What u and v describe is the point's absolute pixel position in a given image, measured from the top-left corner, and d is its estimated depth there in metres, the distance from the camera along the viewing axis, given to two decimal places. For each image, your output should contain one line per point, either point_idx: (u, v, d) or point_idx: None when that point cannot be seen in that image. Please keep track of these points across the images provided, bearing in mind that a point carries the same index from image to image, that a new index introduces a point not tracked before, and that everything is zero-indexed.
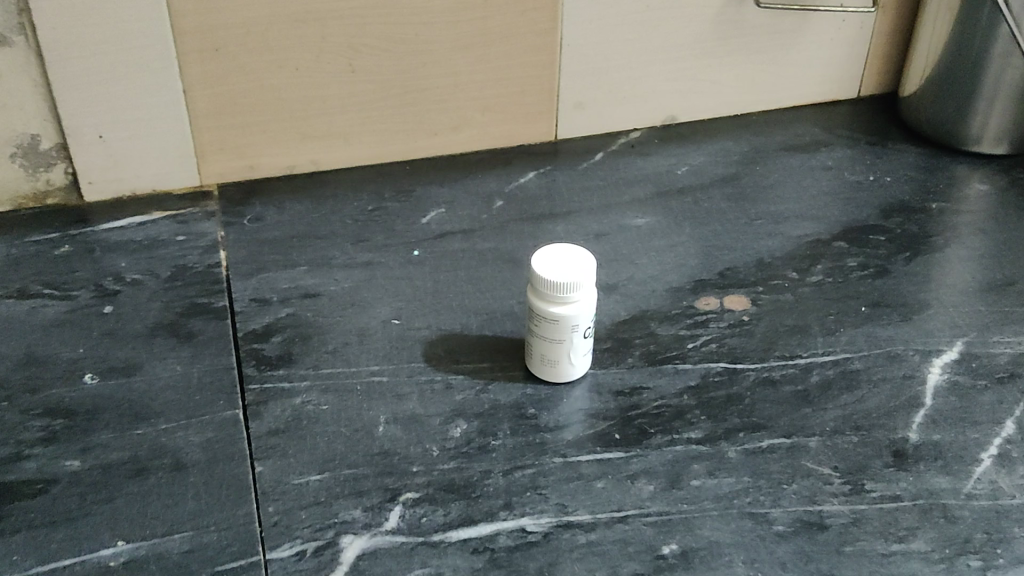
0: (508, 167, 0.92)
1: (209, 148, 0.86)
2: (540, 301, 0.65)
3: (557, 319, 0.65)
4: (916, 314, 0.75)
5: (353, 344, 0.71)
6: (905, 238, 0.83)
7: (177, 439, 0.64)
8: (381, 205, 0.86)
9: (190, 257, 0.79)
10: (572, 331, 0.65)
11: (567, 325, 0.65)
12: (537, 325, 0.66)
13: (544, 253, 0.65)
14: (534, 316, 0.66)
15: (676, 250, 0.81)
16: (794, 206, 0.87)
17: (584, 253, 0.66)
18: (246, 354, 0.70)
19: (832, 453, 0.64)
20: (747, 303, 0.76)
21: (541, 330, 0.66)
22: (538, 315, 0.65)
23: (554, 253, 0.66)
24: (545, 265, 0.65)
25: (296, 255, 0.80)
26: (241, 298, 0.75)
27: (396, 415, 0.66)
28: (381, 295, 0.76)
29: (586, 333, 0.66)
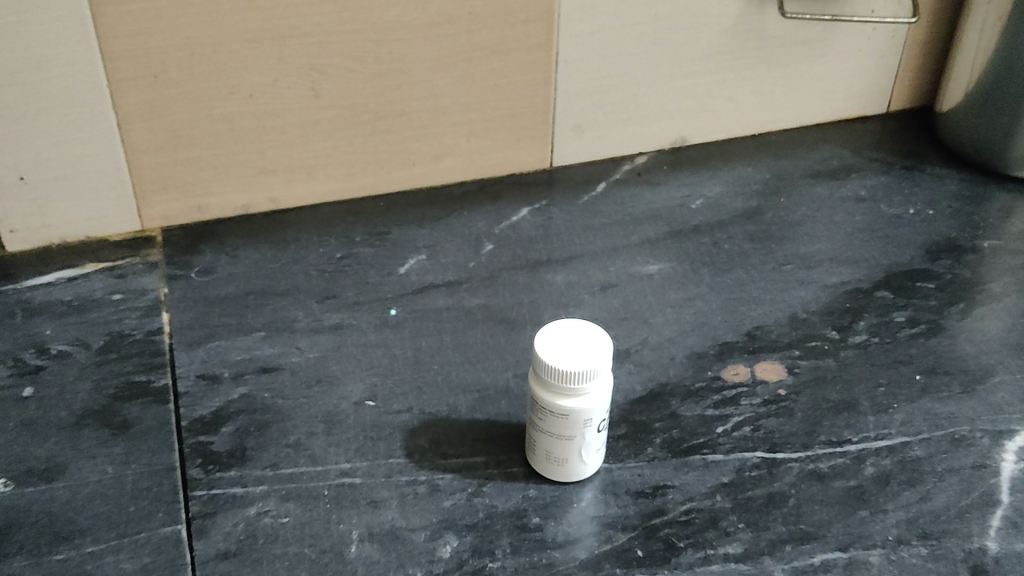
0: (499, 202, 0.81)
1: (149, 187, 0.74)
2: (544, 390, 0.54)
3: (565, 413, 0.54)
4: (980, 383, 0.64)
5: (319, 433, 0.60)
6: (956, 285, 0.72)
7: (106, 567, 0.52)
8: (352, 251, 0.74)
9: (128, 322, 0.68)
10: (584, 427, 0.54)
11: (577, 420, 0.54)
12: (540, 417, 0.55)
13: (551, 332, 0.55)
14: (537, 408, 0.54)
15: (694, 305, 0.70)
16: (827, 247, 0.76)
17: (599, 333, 0.55)
18: (191, 450, 0.59)
19: (900, 571, 0.53)
20: (784, 373, 0.65)
21: (545, 423, 0.55)
22: (543, 407, 0.54)
23: (562, 332, 0.55)
24: (551, 347, 0.54)
25: (252, 317, 0.68)
26: (187, 375, 0.64)
27: (372, 529, 0.54)
28: (353, 368, 0.64)
29: (601, 427, 0.55)
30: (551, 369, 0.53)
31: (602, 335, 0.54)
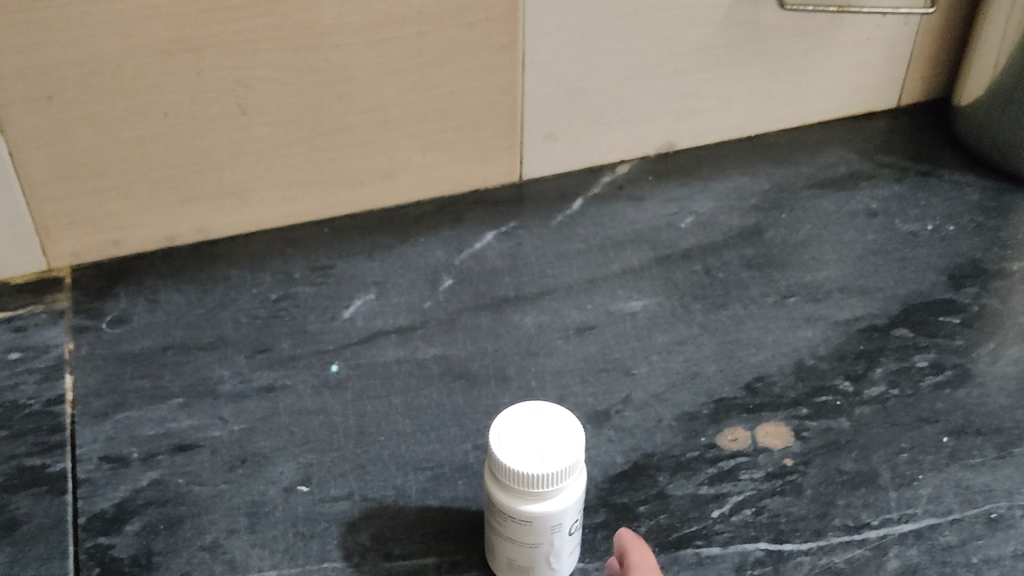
0: (460, 226, 0.71)
1: (53, 222, 0.63)
2: (502, 489, 0.44)
3: (528, 519, 0.44)
4: (1017, 445, 0.55)
5: (241, 531, 0.51)
6: (984, 319, 0.63)
7: None
8: (290, 292, 0.65)
9: (25, 389, 0.58)
10: (553, 532, 0.45)
11: (543, 525, 0.45)
12: (498, 520, 0.45)
13: (509, 419, 0.45)
14: (494, 509, 0.45)
15: (684, 351, 0.61)
16: (835, 275, 0.66)
17: (568, 419, 0.45)
18: (88, 557, 0.49)
19: None
20: (789, 437, 0.55)
21: (504, 528, 0.45)
22: (503, 512, 0.45)
23: (523, 419, 0.45)
24: (509, 440, 0.44)
25: (171, 380, 0.59)
26: (88, 457, 0.54)
27: None
28: (285, 443, 0.55)
29: (573, 529, 0.46)
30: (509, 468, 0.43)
31: (572, 423, 0.45)
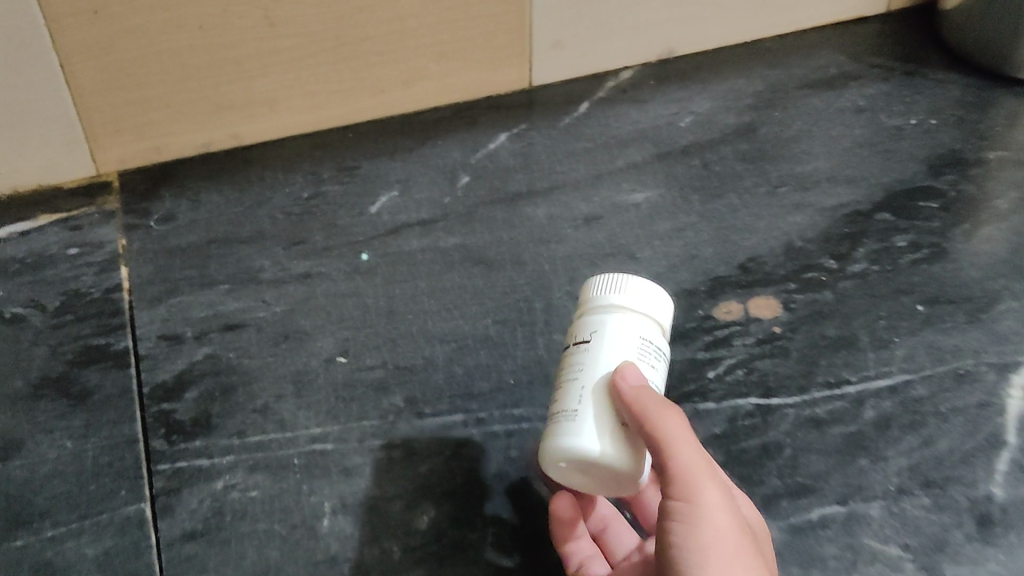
0: (475, 127, 0.76)
1: (101, 129, 0.69)
2: (654, 324, 0.48)
3: (663, 357, 0.49)
4: (985, 312, 0.61)
5: (289, 396, 0.57)
6: (960, 203, 0.68)
7: (67, 554, 0.50)
8: (320, 190, 0.70)
9: (84, 279, 0.64)
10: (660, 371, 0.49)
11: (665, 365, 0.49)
12: (649, 361, 0.47)
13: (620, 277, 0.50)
14: (648, 346, 0.48)
15: (684, 236, 0.66)
16: (824, 166, 0.72)
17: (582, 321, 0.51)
18: (153, 420, 0.56)
19: (901, 525, 0.50)
20: (778, 308, 0.61)
21: (653, 369, 0.47)
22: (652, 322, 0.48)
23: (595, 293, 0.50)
24: None
25: (216, 268, 0.65)
26: (147, 336, 0.60)
27: (345, 501, 0.52)
28: (322, 321, 0.61)
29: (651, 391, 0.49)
30: (667, 303, 0.49)
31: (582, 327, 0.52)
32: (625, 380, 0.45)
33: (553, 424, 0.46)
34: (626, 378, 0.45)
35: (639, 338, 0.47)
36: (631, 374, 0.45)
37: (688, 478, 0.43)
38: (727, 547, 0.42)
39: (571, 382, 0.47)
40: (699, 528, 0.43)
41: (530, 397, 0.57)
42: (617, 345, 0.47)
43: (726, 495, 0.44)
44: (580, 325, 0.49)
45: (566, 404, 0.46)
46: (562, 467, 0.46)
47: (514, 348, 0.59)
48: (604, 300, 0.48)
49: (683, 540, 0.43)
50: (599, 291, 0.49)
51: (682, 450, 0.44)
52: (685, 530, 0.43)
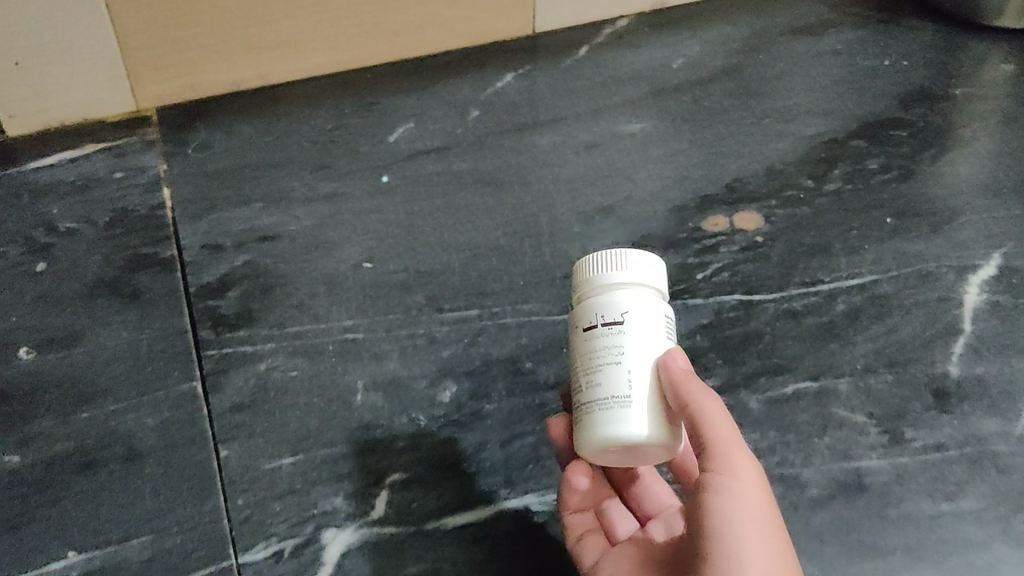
0: (484, 69, 0.82)
1: (141, 69, 0.75)
2: (660, 294, 0.49)
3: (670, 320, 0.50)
4: (947, 224, 0.68)
5: (321, 295, 0.63)
6: (928, 132, 0.75)
7: (129, 423, 0.56)
8: (342, 123, 0.77)
9: (131, 199, 0.70)
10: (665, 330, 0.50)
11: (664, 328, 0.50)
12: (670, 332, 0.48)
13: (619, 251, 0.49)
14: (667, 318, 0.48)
15: (676, 161, 0.73)
16: (803, 101, 0.78)
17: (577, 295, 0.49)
18: (200, 315, 0.62)
19: (867, 396, 0.57)
20: (760, 221, 0.68)
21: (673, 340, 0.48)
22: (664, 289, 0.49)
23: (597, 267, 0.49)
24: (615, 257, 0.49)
25: (250, 189, 0.71)
26: (191, 245, 0.67)
27: (375, 378, 0.58)
28: (349, 233, 0.68)
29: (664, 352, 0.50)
30: (664, 270, 0.49)
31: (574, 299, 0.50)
32: (675, 361, 0.46)
33: (599, 410, 0.45)
34: (677, 359, 0.46)
35: (660, 312, 0.48)
36: (676, 357, 0.46)
37: (725, 449, 0.45)
38: (755, 517, 0.44)
39: (609, 365, 0.46)
40: (730, 493, 0.44)
41: (538, 294, 0.63)
42: (645, 321, 0.47)
43: (760, 475, 0.45)
44: (592, 304, 0.47)
45: (613, 389, 0.45)
46: (607, 451, 0.46)
47: (523, 254, 0.66)
48: (617, 276, 0.47)
49: (714, 502, 0.44)
50: (602, 267, 0.48)
51: (719, 427, 0.46)
52: (718, 494, 0.44)
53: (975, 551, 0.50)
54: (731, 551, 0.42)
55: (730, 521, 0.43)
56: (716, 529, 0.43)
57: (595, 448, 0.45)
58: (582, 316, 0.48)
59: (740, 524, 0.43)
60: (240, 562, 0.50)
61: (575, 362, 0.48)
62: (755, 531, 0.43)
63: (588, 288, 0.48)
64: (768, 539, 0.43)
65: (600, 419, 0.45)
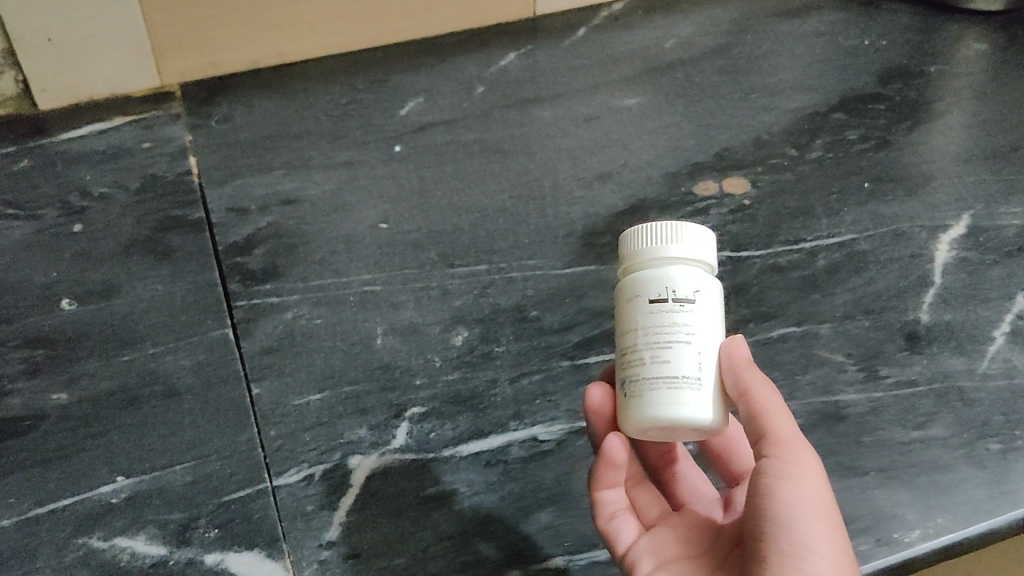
0: (488, 48, 0.87)
1: (166, 45, 0.79)
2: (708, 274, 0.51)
3: None
4: (921, 188, 0.73)
5: (341, 252, 0.68)
6: (904, 105, 0.80)
7: (168, 364, 0.61)
8: (356, 97, 0.82)
9: (160, 166, 0.75)
10: None
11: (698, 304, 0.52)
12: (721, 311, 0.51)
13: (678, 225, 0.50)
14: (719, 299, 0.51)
15: (669, 132, 0.78)
16: (788, 77, 0.83)
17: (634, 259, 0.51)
18: (229, 269, 0.67)
19: (845, 339, 0.62)
20: (747, 186, 0.73)
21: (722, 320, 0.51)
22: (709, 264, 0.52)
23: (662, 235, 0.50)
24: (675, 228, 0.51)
25: (271, 157, 0.76)
26: (218, 208, 0.72)
27: (394, 325, 0.63)
28: (366, 197, 0.72)
29: None
30: (715, 249, 0.51)
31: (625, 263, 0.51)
32: (737, 351, 0.50)
33: (667, 385, 0.47)
34: (740, 349, 0.50)
35: (716, 294, 0.50)
36: (738, 346, 0.50)
37: (785, 441, 0.50)
38: (817, 506, 0.48)
39: (679, 344, 0.48)
40: (793, 482, 0.48)
41: (542, 251, 0.68)
42: (708, 303, 0.49)
43: (818, 464, 0.50)
44: (657, 278, 0.49)
45: (682, 368, 0.47)
46: (661, 426, 0.48)
47: (528, 215, 0.71)
48: (682, 253, 0.49)
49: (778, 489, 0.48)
50: (667, 239, 0.50)
51: (781, 425, 0.50)
52: (780, 481, 0.48)
53: (942, 471, 0.55)
54: (798, 540, 0.47)
55: (795, 508, 0.48)
56: (781, 516, 0.48)
57: (655, 421, 0.47)
58: (643, 286, 0.49)
59: (803, 511, 0.48)
60: (274, 485, 0.55)
61: (626, 330, 0.50)
62: (818, 523, 0.48)
63: (647, 259, 0.50)
64: (828, 524, 0.48)
65: (668, 396, 0.47)
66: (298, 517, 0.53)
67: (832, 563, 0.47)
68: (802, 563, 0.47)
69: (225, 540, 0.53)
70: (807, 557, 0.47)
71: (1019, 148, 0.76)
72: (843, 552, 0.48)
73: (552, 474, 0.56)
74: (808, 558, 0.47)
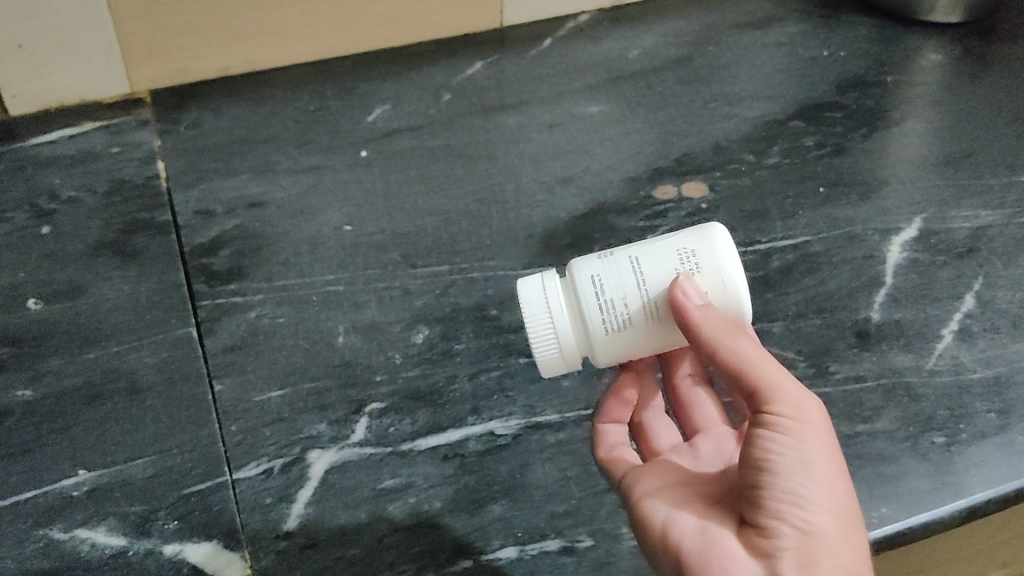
0: (454, 58, 0.89)
1: (136, 52, 0.80)
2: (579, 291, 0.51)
3: (588, 296, 0.51)
4: (875, 192, 0.75)
5: (305, 253, 0.69)
6: (861, 113, 0.82)
7: (131, 361, 0.62)
8: (324, 104, 0.83)
9: (128, 170, 0.76)
10: (587, 291, 0.51)
11: (593, 263, 0.52)
12: (614, 283, 0.50)
13: (536, 339, 0.53)
14: (605, 296, 0.50)
15: (631, 138, 0.80)
16: (748, 87, 0.85)
17: None
18: (195, 270, 0.68)
19: (796, 337, 0.63)
20: (705, 191, 0.75)
21: (624, 280, 0.50)
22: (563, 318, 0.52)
23: None
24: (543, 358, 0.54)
25: (238, 161, 0.77)
26: (185, 211, 0.73)
27: (355, 324, 0.64)
28: (330, 201, 0.74)
29: (603, 277, 0.51)
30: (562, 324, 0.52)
31: None
32: (686, 299, 0.49)
33: None
34: (689, 298, 0.49)
35: (600, 300, 0.50)
36: (685, 290, 0.49)
37: (778, 391, 0.47)
38: (816, 452, 0.46)
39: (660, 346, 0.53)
40: (790, 435, 0.46)
41: (503, 252, 0.70)
42: (619, 320, 0.50)
43: (816, 409, 0.47)
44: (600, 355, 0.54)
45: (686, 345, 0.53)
46: None
47: (490, 218, 0.72)
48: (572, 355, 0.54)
49: (774, 445, 0.46)
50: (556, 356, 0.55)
51: (765, 367, 0.48)
52: (777, 435, 0.46)
53: (887, 462, 0.56)
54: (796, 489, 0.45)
55: (793, 462, 0.46)
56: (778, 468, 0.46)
57: None
58: None
59: (801, 464, 0.46)
60: (234, 478, 0.56)
61: None
62: (813, 464, 0.46)
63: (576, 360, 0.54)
64: (827, 471, 0.46)
65: None
66: (257, 509, 0.54)
67: (834, 515, 0.45)
68: (803, 511, 0.45)
69: (184, 532, 0.53)
70: (805, 507, 0.45)
71: (972, 155, 0.78)
72: (845, 499, 0.46)
73: (508, 466, 0.57)
74: (809, 509, 0.45)
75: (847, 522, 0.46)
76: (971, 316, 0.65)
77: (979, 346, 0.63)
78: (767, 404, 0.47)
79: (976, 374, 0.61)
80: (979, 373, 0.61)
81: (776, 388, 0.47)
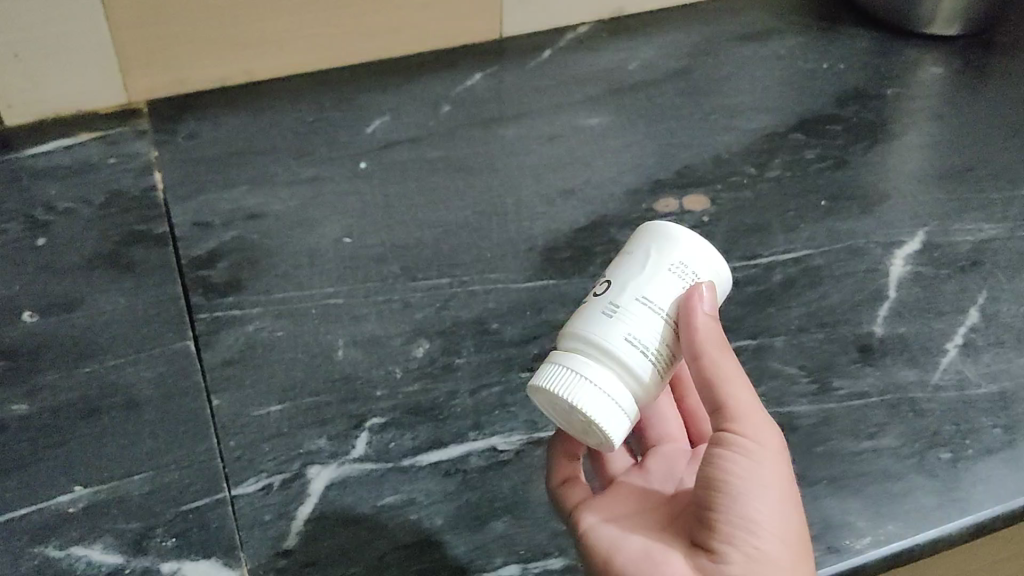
0: (453, 69, 0.88)
1: (133, 63, 0.79)
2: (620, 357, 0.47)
3: (633, 355, 0.47)
4: (877, 205, 0.74)
5: (304, 266, 0.69)
6: (861, 126, 0.82)
7: (128, 375, 0.61)
8: (322, 115, 0.82)
9: (124, 181, 0.75)
10: (630, 354, 0.47)
11: (606, 324, 0.48)
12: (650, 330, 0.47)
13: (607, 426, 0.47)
14: (648, 348, 0.47)
15: (632, 151, 0.79)
16: (748, 100, 0.85)
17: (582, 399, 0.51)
18: (192, 283, 0.67)
19: (799, 352, 0.63)
20: (707, 204, 0.74)
21: (653, 324, 0.48)
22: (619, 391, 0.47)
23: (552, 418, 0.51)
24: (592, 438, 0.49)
25: (236, 173, 0.76)
26: (182, 223, 0.72)
27: (355, 338, 0.64)
28: (329, 213, 0.73)
29: (635, 333, 0.47)
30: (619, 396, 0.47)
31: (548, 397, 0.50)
32: (699, 303, 0.48)
33: None
34: (701, 302, 0.48)
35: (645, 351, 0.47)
36: (699, 295, 0.48)
37: (743, 416, 0.48)
38: (774, 479, 0.48)
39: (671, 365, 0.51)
40: (750, 460, 0.47)
41: (503, 266, 0.69)
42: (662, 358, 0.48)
43: (777, 435, 0.49)
44: None
45: None
46: None
47: (490, 231, 0.72)
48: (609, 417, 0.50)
49: (736, 468, 0.47)
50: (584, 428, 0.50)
51: (736, 387, 0.49)
52: (738, 458, 0.48)
53: (892, 479, 0.55)
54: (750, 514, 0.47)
55: (752, 489, 0.47)
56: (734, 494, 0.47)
57: None
58: None
59: (758, 491, 0.47)
60: (233, 495, 0.55)
61: None
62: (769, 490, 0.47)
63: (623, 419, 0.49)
64: (783, 498, 0.47)
65: None
66: (256, 526, 0.54)
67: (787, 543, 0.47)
68: (752, 537, 0.47)
69: (182, 549, 0.52)
70: (756, 534, 0.47)
71: (973, 168, 0.78)
72: (799, 525, 0.48)
73: (510, 483, 0.56)
74: (760, 536, 0.47)
75: (799, 551, 0.47)
76: (975, 330, 0.64)
77: (984, 361, 0.62)
78: (728, 422, 0.48)
79: (981, 389, 0.61)
80: (984, 388, 0.61)
81: (744, 410, 0.48)
